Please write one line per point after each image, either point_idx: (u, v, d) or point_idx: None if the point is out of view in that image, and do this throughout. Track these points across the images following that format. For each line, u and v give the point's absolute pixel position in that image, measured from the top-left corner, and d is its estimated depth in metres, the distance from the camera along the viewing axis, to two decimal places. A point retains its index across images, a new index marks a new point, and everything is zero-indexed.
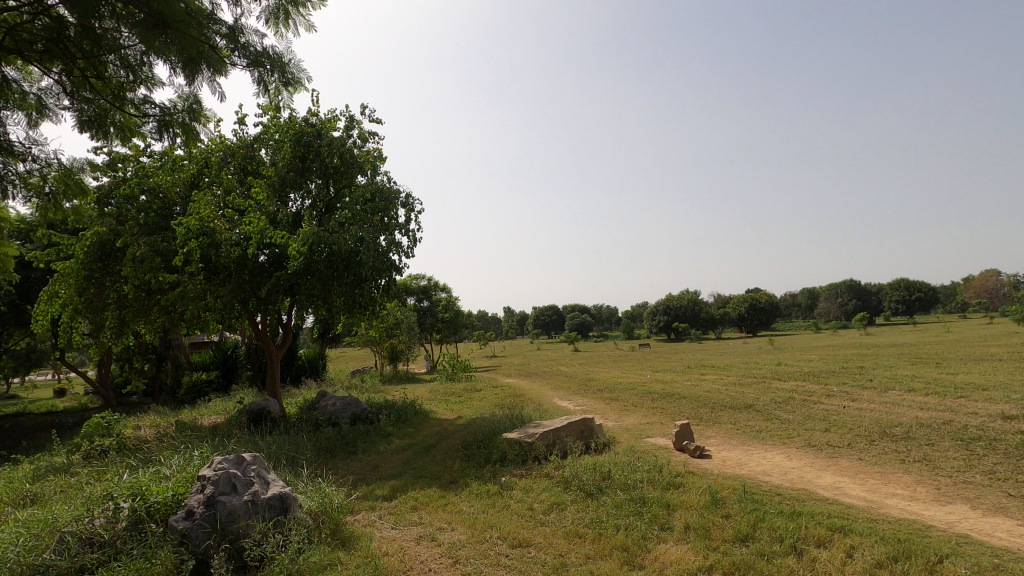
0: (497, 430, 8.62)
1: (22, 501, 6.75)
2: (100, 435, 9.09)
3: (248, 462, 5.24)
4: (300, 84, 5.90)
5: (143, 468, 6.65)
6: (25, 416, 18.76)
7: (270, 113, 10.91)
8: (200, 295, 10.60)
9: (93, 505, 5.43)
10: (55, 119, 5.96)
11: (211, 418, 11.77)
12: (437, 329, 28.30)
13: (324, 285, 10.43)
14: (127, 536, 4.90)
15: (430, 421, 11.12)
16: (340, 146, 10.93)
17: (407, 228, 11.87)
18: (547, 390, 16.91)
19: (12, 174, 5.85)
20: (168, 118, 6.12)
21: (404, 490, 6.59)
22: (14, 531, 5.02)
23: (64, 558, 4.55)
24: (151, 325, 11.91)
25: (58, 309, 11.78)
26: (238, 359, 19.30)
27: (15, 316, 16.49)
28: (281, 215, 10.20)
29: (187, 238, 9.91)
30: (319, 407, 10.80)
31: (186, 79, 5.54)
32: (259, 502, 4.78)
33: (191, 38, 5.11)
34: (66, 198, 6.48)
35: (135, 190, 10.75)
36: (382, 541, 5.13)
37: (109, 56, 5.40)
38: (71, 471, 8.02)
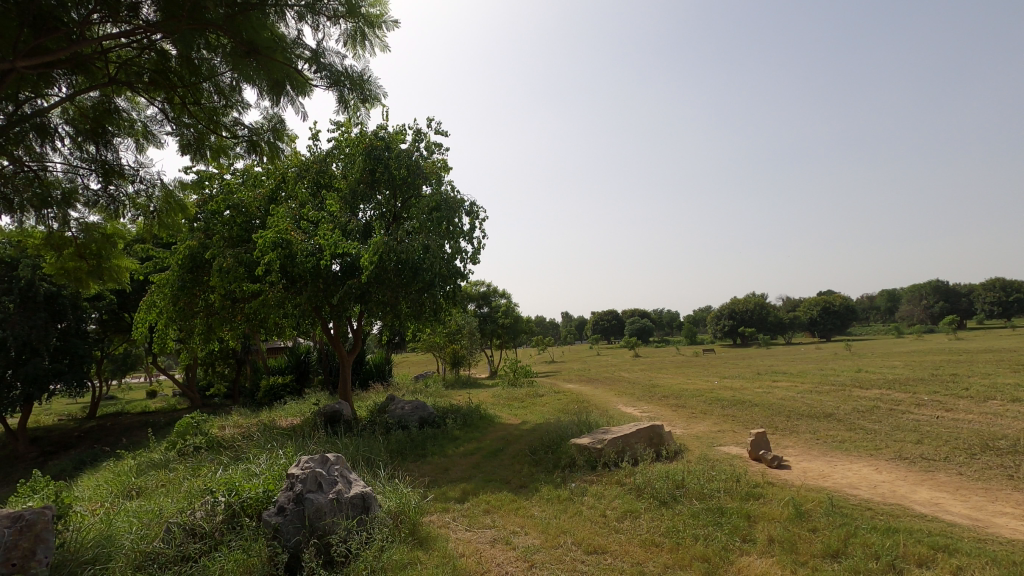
0: (565, 435, 8.61)
1: (129, 493, 7.39)
2: (193, 434, 9.79)
3: (332, 462, 5.49)
4: (377, 99, 6.03)
5: (235, 465, 7.12)
6: (125, 415, 20.50)
7: (342, 129, 11.45)
8: (279, 304, 11.22)
9: (193, 499, 5.87)
10: (159, 143, 6.51)
11: (289, 419, 12.41)
12: (497, 334, 28.61)
13: (393, 293, 10.80)
14: (225, 529, 5.25)
15: (496, 425, 11.25)
16: (408, 158, 11.30)
17: (471, 236, 12.10)
18: (610, 396, 16.72)
19: (124, 194, 6.47)
20: (257, 138, 6.53)
21: (475, 493, 6.71)
22: (128, 520, 5.54)
23: (171, 547, 4.96)
24: (235, 331, 12.72)
25: (155, 317, 12.81)
26: (311, 363, 20.26)
27: (116, 324, 18.09)
28: (353, 225, 10.66)
29: (268, 249, 10.53)
30: (389, 411, 11.16)
31: (272, 101, 5.91)
32: (343, 500, 5.00)
33: (277, 63, 5.43)
34: (168, 216, 7.06)
35: (220, 206, 11.56)
36: (457, 542, 5.25)
37: (205, 83, 5.87)
38: (169, 466, 8.69)
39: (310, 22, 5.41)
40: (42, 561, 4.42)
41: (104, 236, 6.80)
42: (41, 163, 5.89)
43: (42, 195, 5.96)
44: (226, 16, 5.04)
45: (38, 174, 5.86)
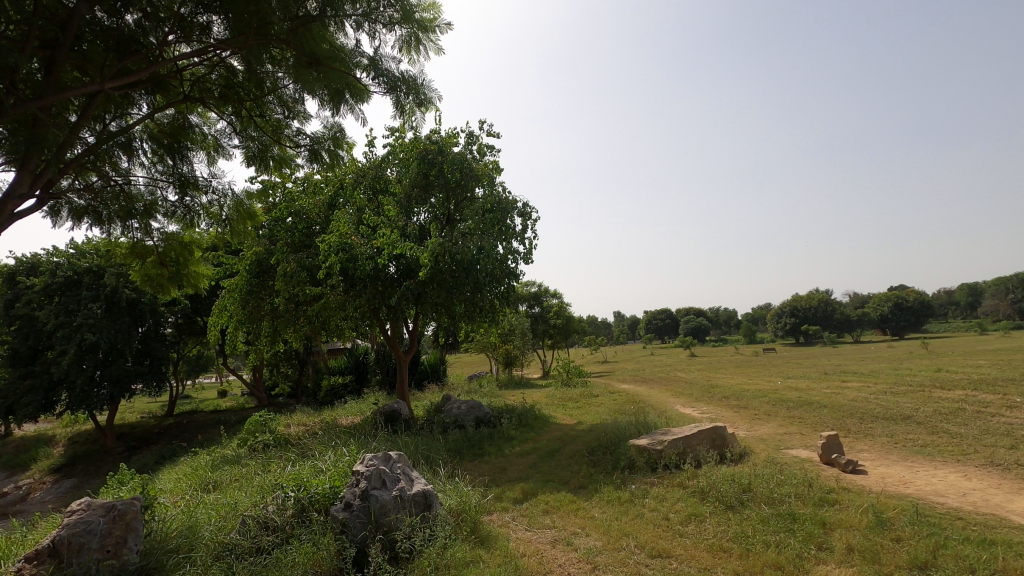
0: (623, 436, 8.47)
1: (206, 486, 7.83)
2: (262, 432, 10.26)
3: (394, 460, 5.62)
4: (432, 102, 6.12)
5: (302, 462, 7.40)
6: (200, 413, 21.76)
7: (397, 135, 11.75)
8: (340, 306, 11.59)
9: (265, 494, 6.15)
10: (228, 156, 6.86)
11: (349, 418, 12.80)
12: (550, 334, 28.53)
13: (448, 294, 10.97)
14: (295, 523, 5.46)
15: (552, 425, 11.21)
16: (460, 160, 11.46)
17: (523, 236, 12.13)
18: (668, 397, 16.34)
19: (198, 205, 6.86)
20: (318, 146, 6.77)
21: (534, 493, 6.70)
22: (208, 512, 5.87)
23: (247, 538, 5.22)
24: (298, 333, 13.25)
25: (225, 320, 13.52)
26: (369, 364, 20.86)
27: (190, 328, 19.24)
28: (409, 228, 10.90)
29: (330, 253, 10.92)
30: (445, 410, 11.31)
31: (332, 109, 6.11)
32: (406, 497, 5.11)
33: (337, 72, 5.63)
34: (238, 223, 7.42)
35: (283, 214, 12.08)
36: (518, 541, 5.26)
37: (269, 96, 6.15)
38: (241, 462, 9.13)
39: (367, 31, 5.57)
40: (133, 549, 4.75)
41: (181, 244, 7.22)
42: (125, 178, 6.31)
43: (126, 208, 6.39)
44: (290, 30, 5.26)
45: (122, 188, 6.28)
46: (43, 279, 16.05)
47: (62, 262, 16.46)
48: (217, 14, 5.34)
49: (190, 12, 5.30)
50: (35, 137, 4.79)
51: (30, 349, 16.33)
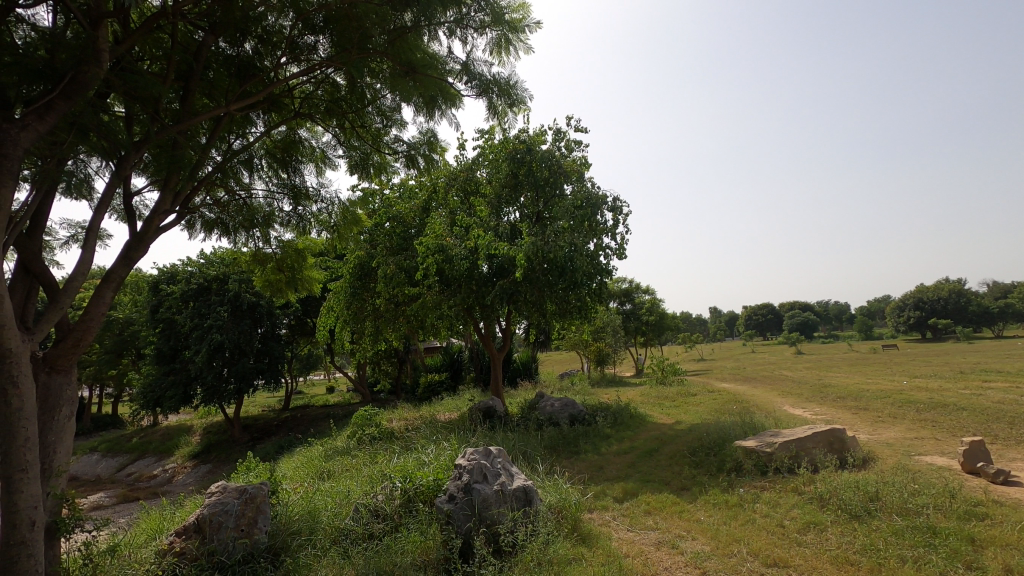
0: (728, 436, 8.06)
1: (320, 475, 8.42)
2: (368, 426, 10.88)
3: (494, 454, 5.71)
4: (524, 102, 6.14)
5: (407, 454, 7.76)
6: (312, 407, 23.52)
7: (486, 136, 12.00)
8: (437, 306, 12.01)
9: (374, 483, 6.51)
10: (334, 166, 7.34)
11: (447, 414, 13.25)
12: (642, 331, 27.84)
13: (540, 292, 11.03)
14: (403, 513, 5.70)
15: (649, 424, 10.91)
16: (549, 158, 11.47)
17: (615, 231, 11.92)
18: (773, 396, 15.34)
19: (309, 213, 7.38)
20: (414, 151, 7.04)
21: (634, 493, 6.54)
22: (325, 498, 6.31)
23: (360, 525, 5.55)
24: (398, 332, 13.92)
25: (333, 320, 14.51)
26: (463, 362, 21.47)
27: (301, 328, 20.87)
28: (501, 227, 11.06)
29: (428, 254, 11.35)
30: (540, 407, 11.36)
31: (427, 115, 6.33)
32: (507, 491, 5.17)
33: (431, 79, 5.83)
34: (345, 229, 7.90)
35: (382, 219, 12.79)
36: (621, 541, 5.15)
37: (369, 107, 6.51)
38: (350, 454, 9.73)
39: (459, 37, 5.71)
40: (262, 529, 5.21)
41: (295, 250, 7.79)
42: (247, 192, 6.92)
43: (249, 218, 7.01)
44: (388, 42, 5.53)
45: (245, 201, 6.89)
46: (180, 286, 18.11)
47: (195, 271, 18.46)
48: (323, 34, 5.71)
49: (298, 34, 5.73)
50: (175, 158, 5.37)
51: (171, 348, 18.44)
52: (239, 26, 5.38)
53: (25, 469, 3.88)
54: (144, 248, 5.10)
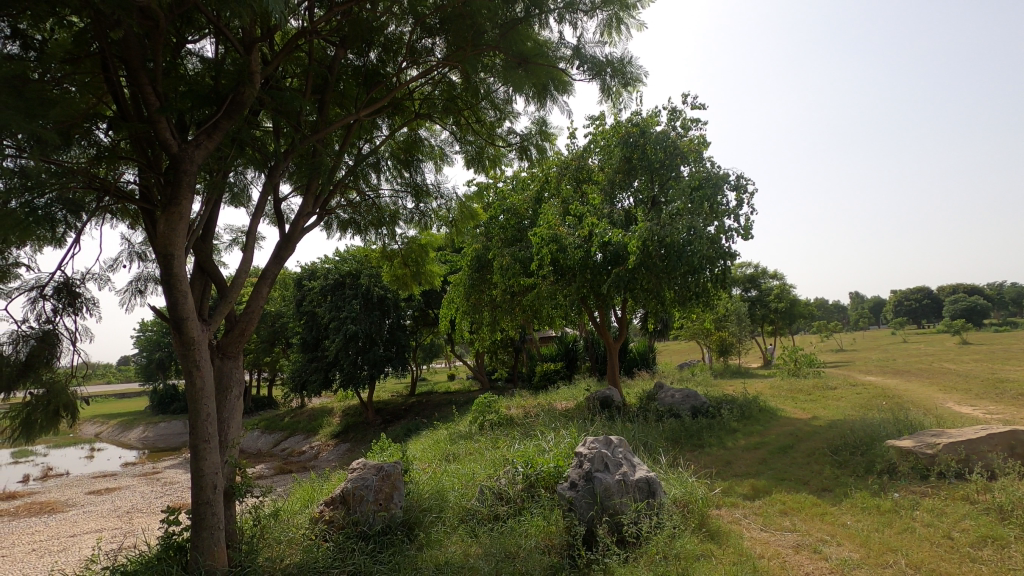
0: (878, 435, 7.24)
1: (446, 457, 8.88)
2: (488, 413, 11.27)
3: (615, 444, 5.62)
4: (638, 80, 5.93)
5: (528, 441, 7.94)
6: (436, 393, 24.87)
7: (597, 122, 11.83)
8: (552, 295, 12.06)
9: (497, 467, 6.74)
10: (452, 162, 7.66)
11: (564, 402, 13.32)
12: (770, 320, 25.90)
13: (658, 279, 10.63)
14: (526, 497, 5.85)
15: (781, 419, 10.14)
16: (665, 139, 11.00)
17: (738, 212, 11.18)
18: (933, 392, 13.50)
19: (430, 209, 7.77)
20: (526, 142, 7.14)
21: (767, 491, 6.13)
22: (452, 480, 6.67)
23: (485, 506, 5.78)
24: (514, 322, 14.23)
25: (452, 311, 15.20)
26: (578, 351, 21.45)
27: (424, 319, 22.14)
28: (615, 214, 10.86)
29: (542, 245, 11.45)
30: (659, 398, 11.01)
31: (539, 105, 6.38)
32: (629, 482, 5.08)
33: (543, 68, 5.87)
34: (463, 223, 8.21)
35: (496, 212, 13.14)
36: (754, 541, 4.86)
37: (483, 102, 6.70)
38: (473, 438, 10.15)
39: (569, 22, 5.68)
40: (398, 504, 5.65)
41: (418, 246, 8.24)
42: (375, 193, 7.44)
43: (377, 217, 7.52)
44: (500, 35, 5.64)
45: (373, 201, 7.41)
46: (320, 281, 20.02)
47: (331, 267, 20.29)
48: (439, 35, 5.96)
49: (416, 39, 6.04)
50: (314, 165, 5.93)
51: (314, 337, 20.45)
52: (366, 37, 5.79)
53: (208, 440, 4.53)
54: (292, 247, 5.69)
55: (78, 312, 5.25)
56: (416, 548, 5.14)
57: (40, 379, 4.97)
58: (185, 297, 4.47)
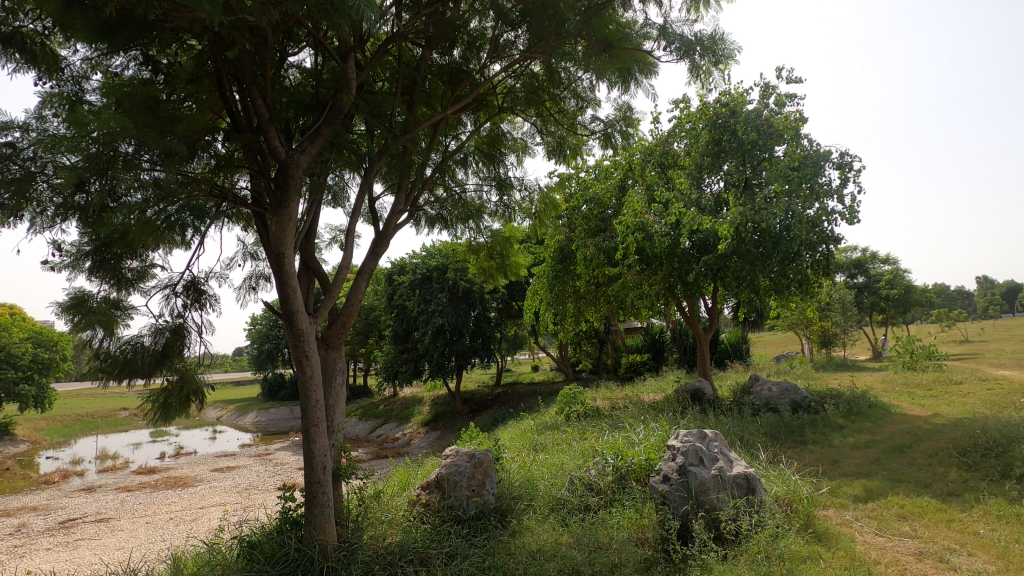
0: (1016, 436, 6.47)
1: (534, 447, 8.99)
2: (573, 404, 11.27)
3: (710, 438, 5.40)
4: (730, 56, 5.63)
5: (617, 432, 7.84)
6: (521, 384, 25.18)
7: (682, 105, 11.40)
8: (638, 286, 11.77)
9: (586, 459, 6.74)
10: (534, 154, 7.70)
11: (651, 395, 13.04)
12: (880, 308, 23.79)
13: (752, 267, 10.09)
14: (616, 489, 5.81)
15: (895, 416, 9.31)
16: (756, 118, 10.37)
17: (842, 192, 10.35)
18: None
19: (513, 202, 7.85)
20: (609, 129, 7.03)
21: (882, 493, 5.69)
22: (542, 469, 6.75)
23: (575, 497, 5.81)
24: (599, 313, 14.09)
25: (536, 302, 15.29)
26: (665, 342, 20.89)
27: (509, 311, 22.46)
28: (704, 199, 10.44)
29: (627, 234, 11.21)
30: (755, 391, 10.47)
31: (623, 90, 6.26)
32: (726, 477, 4.89)
33: (627, 51, 5.74)
34: (545, 214, 8.22)
35: (579, 202, 13.03)
36: (867, 545, 4.53)
37: (564, 92, 6.68)
38: (560, 429, 10.20)
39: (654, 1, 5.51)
40: (490, 491, 5.80)
41: (502, 238, 8.35)
42: (461, 188, 7.62)
43: (464, 212, 7.70)
44: (582, 22, 5.57)
45: (460, 196, 7.60)
46: (409, 276, 20.89)
47: (419, 262, 21.10)
48: (520, 27, 6.00)
49: (499, 33, 6.12)
50: (405, 164, 6.18)
51: (404, 329, 21.37)
52: (450, 35, 5.94)
53: (318, 425, 4.89)
54: (387, 243, 5.98)
55: (204, 307, 5.86)
56: (509, 534, 5.25)
57: (175, 367, 5.60)
58: (296, 292, 4.84)
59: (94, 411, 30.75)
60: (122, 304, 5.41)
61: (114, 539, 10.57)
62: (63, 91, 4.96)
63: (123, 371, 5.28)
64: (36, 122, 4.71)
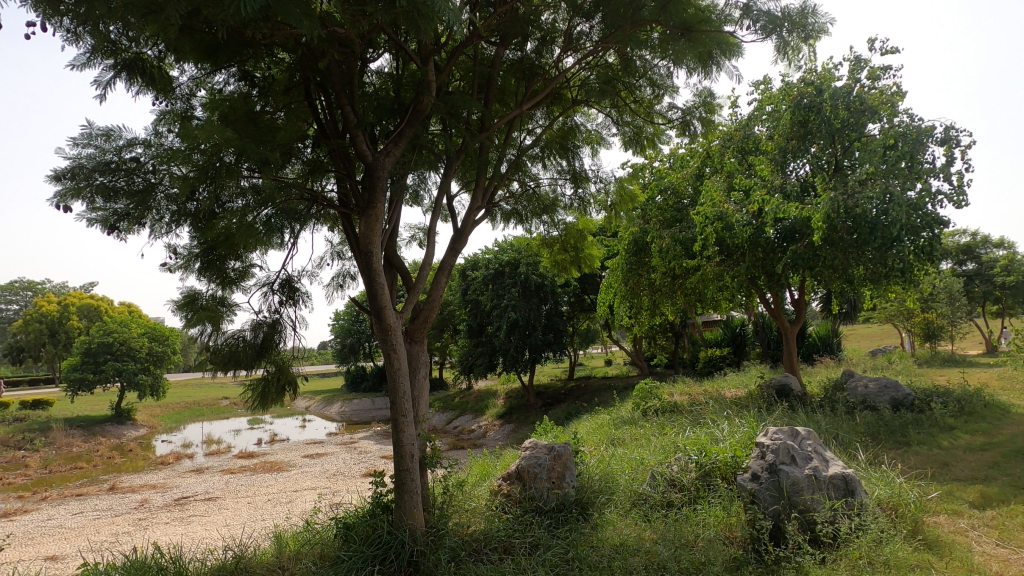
0: None
1: (611, 441, 8.91)
2: (651, 399, 11.07)
3: (802, 436, 5.13)
4: (822, 31, 5.29)
5: (699, 428, 7.63)
6: (595, 378, 24.95)
7: (762, 86, 10.87)
8: (719, 277, 11.32)
9: (668, 454, 6.62)
10: (608, 145, 7.61)
11: (733, 390, 12.55)
12: (995, 298, 21.50)
13: (845, 255, 9.45)
14: (701, 486, 5.66)
15: (1016, 416, 8.42)
16: (847, 95, 9.68)
17: (948, 171, 9.45)
18: None
19: (588, 194, 7.81)
20: (688, 116, 6.81)
21: (1003, 500, 5.18)
22: (622, 464, 6.70)
23: (658, 492, 5.73)
24: (676, 306, 13.69)
25: (610, 296, 15.10)
26: (746, 336, 20.01)
27: (581, 304, 22.31)
28: (789, 185, 9.86)
29: (705, 224, 10.83)
30: (849, 388, 9.81)
31: (704, 74, 6.05)
32: (822, 478, 4.64)
33: (708, 35, 5.54)
34: (621, 205, 8.09)
35: (654, 192, 12.75)
36: (987, 556, 4.17)
37: (641, 80, 6.57)
38: (638, 424, 10.04)
39: None
40: (570, 484, 5.83)
41: (576, 231, 8.32)
42: (535, 182, 7.66)
43: (538, 206, 7.74)
44: (660, 8, 5.44)
45: (535, 190, 7.64)
46: (482, 271, 21.25)
47: (491, 257, 21.41)
48: (594, 17, 5.97)
49: (573, 25, 6.15)
50: (482, 161, 6.29)
51: (478, 324, 21.75)
52: (524, 31, 6.00)
53: (405, 415, 5.11)
54: (465, 239, 6.13)
55: (297, 303, 6.26)
56: (591, 527, 5.26)
57: (274, 359, 6.02)
58: (383, 288, 5.07)
59: (200, 399, 33.67)
60: (226, 301, 5.89)
61: (222, 517, 11.59)
62: (175, 109, 5.47)
63: (229, 362, 5.76)
64: (154, 138, 5.22)
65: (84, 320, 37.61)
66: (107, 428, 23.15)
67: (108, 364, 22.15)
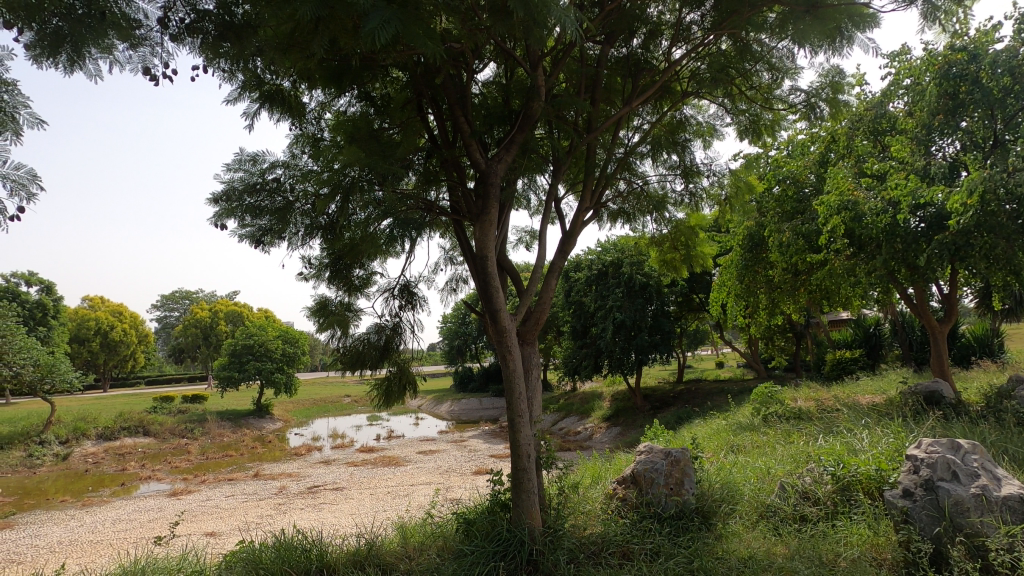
0: None
1: (731, 449, 8.43)
2: (772, 403, 10.35)
3: (966, 450, 4.50)
4: None
5: (834, 437, 6.98)
6: (707, 381, 23.75)
7: (899, 58, 9.82)
8: (850, 272, 10.30)
9: (798, 464, 6.15)
10: (722, 136, 7.23)
11: (868, 397, 11.35)
12: None
13: (1008, 243, 8.17)
14: (840, 501, 5.20)
15: None
16: (1008, 58, 8.44)
17: None
18: None
19: (700, 189, 7.45)
20: (814, 98, 6.29)
21: None
22: (747, 472, 6.32)
23: (788, 505, 5.33)
24: (798, 304, 12.67)
25: (723, 295, 14.35)
26: (883, 336, 18.02)
27: (689, 304, 21.41)
28: (934, 167, 8.79)
29: (830, 214, 9.89)
30: (1019, 396, 8.47)
31: (833, 52, 5.57)
32: (993, 499, 4.04)
33: (837, 9, 5.10)
34: (737, 197, 7.62)
35: (770, 183, 11.96)
36: None
37: (756, 65, 6.17)
38: (759, 430, 9.40)
39: None
40: (689, 490, 5.61)
41: (688, 228, 7.96)
42: (643, 180, 7.48)
43: (647, 204, 7.52)
44: None
45: (643, 188, 7.45)
46: (586, 272, 21.17)
47: (595, 258, 21.25)
48: (704, 3, 5.74)
49: (681, 15, 5.96)
50: (590, 162, 6.23)
51: (582, 325, 21.63)
52: (631, 26, 5.90)
53: (521, 416, 5.20)
54: (574, 242, 6.12)
55: (415, 308, 6.62)
56: (715, 537, 5.01)
57: (395, 360, 6.38)
58: (497, 291, 5.19)
59: (326, 397, 36.68)
60: (353, 306, 6.39)
61: (348, 506, 12.53)
62: (307, 132, 6.04)
63: (356, 362, 6.24)
64: (291, 160, 5.80)
65: (230, 325, 42.61)
66: (250, 421, 25.98)
67: (250, 364, 24.81)
